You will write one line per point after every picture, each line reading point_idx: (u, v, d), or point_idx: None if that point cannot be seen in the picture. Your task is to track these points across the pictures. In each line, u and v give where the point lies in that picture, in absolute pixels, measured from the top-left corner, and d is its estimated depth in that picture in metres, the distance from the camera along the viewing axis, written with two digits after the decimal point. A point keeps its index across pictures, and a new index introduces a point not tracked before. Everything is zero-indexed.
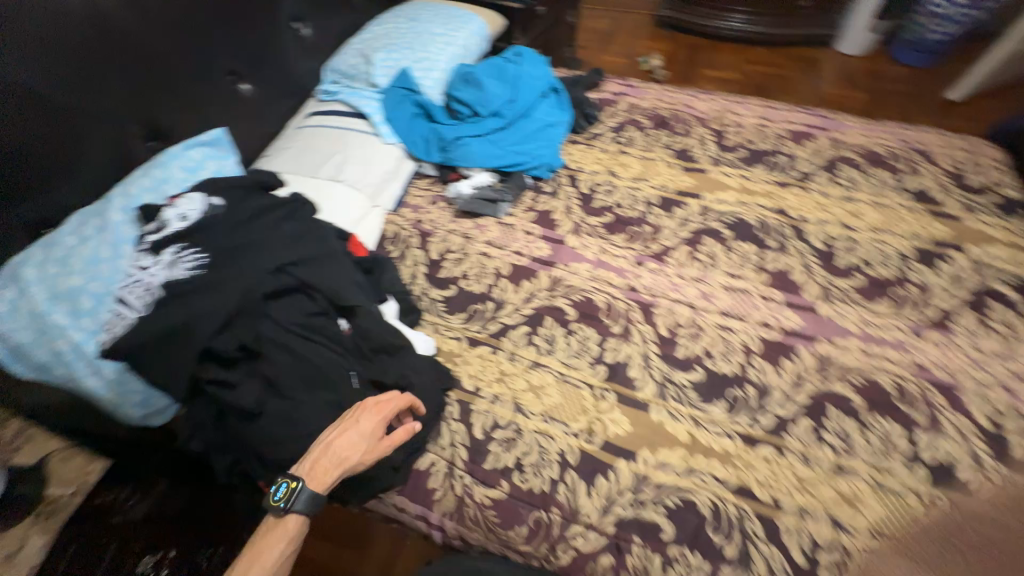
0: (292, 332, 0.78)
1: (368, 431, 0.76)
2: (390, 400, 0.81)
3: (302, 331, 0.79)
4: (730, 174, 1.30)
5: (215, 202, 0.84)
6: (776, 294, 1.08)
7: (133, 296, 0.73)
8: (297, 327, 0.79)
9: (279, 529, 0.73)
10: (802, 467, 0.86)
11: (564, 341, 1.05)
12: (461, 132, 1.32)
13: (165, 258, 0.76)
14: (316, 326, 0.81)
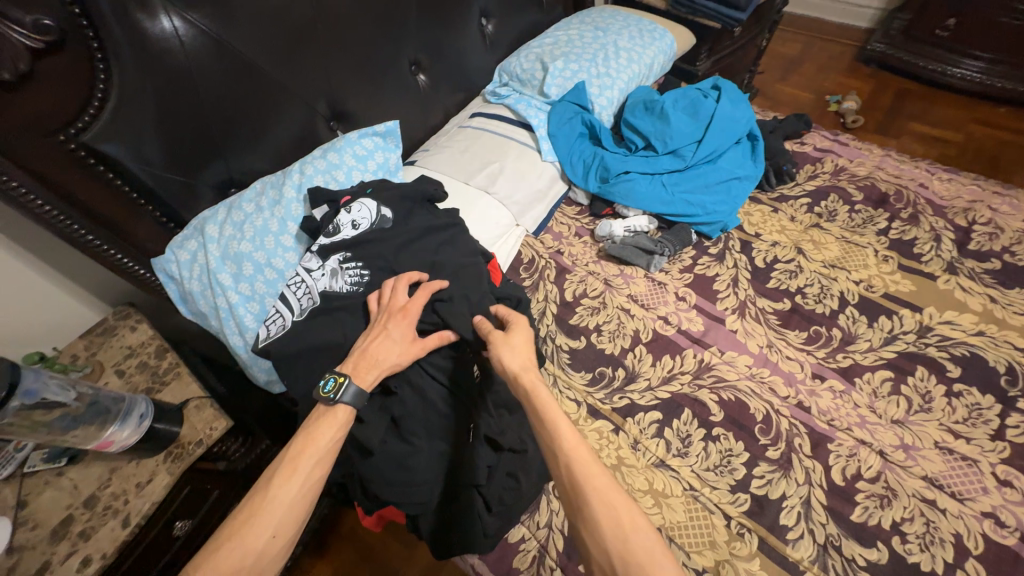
0: (425, 371, 0.79)
1: (399, 335, 0.74)
2: (414, 300, 0.77)
3: (433, 372, 0.80)
4: (971, 290, 0.99)
5: (384, 213, 0.89)
6: (1017, 480, 0.79)
7: (297, 300, 0.87)
8: (430, 367, 0.80)
9: (332, 419, 0.68)
10: None
11: (702, 445, 0.88)
12: (628, 166, 1.18)
13: (330, 267, 0.86)
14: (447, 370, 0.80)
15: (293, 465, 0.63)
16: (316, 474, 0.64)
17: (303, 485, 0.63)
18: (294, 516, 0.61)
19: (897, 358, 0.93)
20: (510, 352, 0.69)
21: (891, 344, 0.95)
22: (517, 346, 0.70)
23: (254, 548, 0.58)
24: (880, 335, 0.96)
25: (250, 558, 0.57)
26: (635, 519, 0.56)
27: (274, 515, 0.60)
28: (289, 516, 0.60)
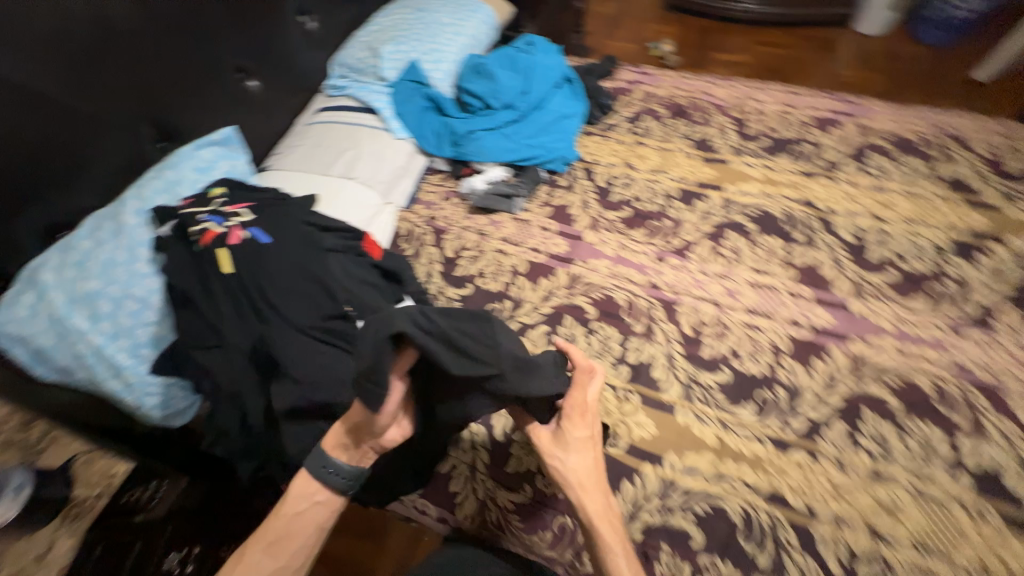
0: (309, 335, 0.80)
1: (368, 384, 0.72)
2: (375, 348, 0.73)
3: (320, 334, 0.81)
4: (754, 165, 1.25)
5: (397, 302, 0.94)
6: (804, 291, 1.04)
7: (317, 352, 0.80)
8: (314, 330, 0.81)
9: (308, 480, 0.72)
10: (837, 473, 0.83)
11: (584, 340, 1.02)
12: (472, 126, 1.30)
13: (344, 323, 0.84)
14: (333, 329, 0.81)
15: (277, 525, 0.69)
16: (293, 541, 0.69)
17: (280, 553, 0.67)
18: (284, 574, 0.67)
19: (713, 228, 1.16)
20: (569, 459, 0.77)
21: (708, 220, 1.17)
22: (575, 420, 0.79)
23: None
24: (699, 215, 1.19)
25: None
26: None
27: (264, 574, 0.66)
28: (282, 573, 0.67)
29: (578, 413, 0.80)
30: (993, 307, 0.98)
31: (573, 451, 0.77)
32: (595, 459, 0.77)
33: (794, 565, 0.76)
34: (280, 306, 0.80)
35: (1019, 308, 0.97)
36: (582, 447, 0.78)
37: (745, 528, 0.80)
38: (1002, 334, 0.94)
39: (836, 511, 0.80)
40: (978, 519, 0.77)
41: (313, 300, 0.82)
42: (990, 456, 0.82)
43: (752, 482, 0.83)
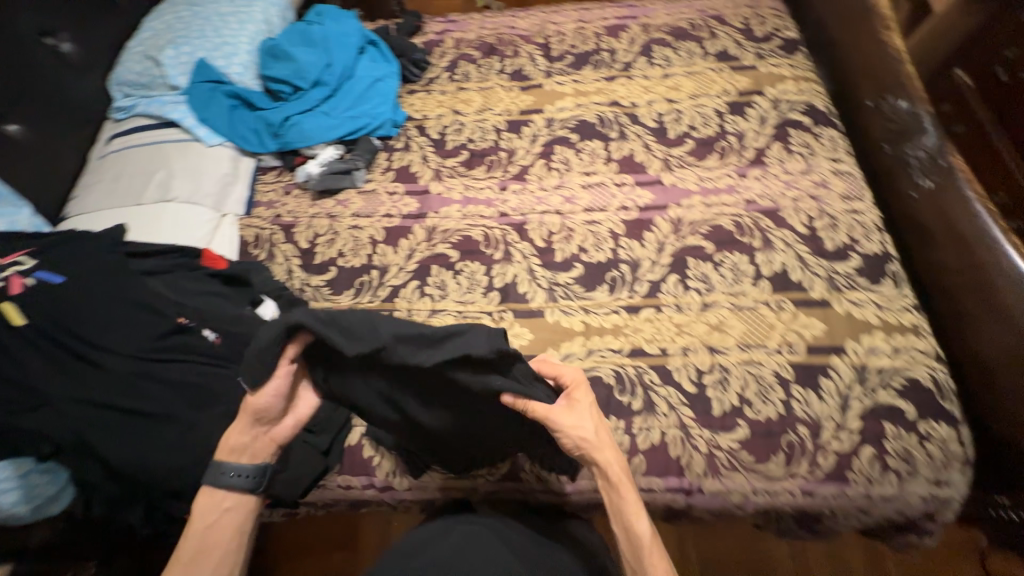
0: (148, 359, 0.78)
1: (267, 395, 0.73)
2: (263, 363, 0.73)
3: (160, 355, 0.79)
4: (564, 82, 1.36)
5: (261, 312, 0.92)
6: (626, 178, 1.18)
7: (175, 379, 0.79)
8: (153, 352, 0.79)
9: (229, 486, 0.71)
10: (677, 315, 0.99)
11: (454, 281, 1.08)
12: (287, 112, 1.26)
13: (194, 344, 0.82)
14: (172, 346, 0.81)
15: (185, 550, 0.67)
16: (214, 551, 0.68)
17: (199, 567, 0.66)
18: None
19: (543, 148, 1.25)
20: (586, 422, 0.75)
21: (538, 142, 1.26)
22: (583, 407, 0.77)
23: None
24: (528, 140, 1.27)
25: None
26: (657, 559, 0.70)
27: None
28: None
29: (578, 386, 0.78)
30: (763, 147, 1.18)
31: (582, 412, 0.76)
32: (602, 423, 0.78)
33: (660, 397, 0.91)
34: (102, 341, 0.78)
35: (781, 142, 1.18)
36: (591, 412, 0.77)
37: (618, 384, 0.93)
38: (772, 166, 1.15)
39: (682, 344, 0.95)
40: (778, 310, 0.97)
41: (141, 325, 0.81)
42: (779, 261, 1.02)
43: (617, 347, 0.97)
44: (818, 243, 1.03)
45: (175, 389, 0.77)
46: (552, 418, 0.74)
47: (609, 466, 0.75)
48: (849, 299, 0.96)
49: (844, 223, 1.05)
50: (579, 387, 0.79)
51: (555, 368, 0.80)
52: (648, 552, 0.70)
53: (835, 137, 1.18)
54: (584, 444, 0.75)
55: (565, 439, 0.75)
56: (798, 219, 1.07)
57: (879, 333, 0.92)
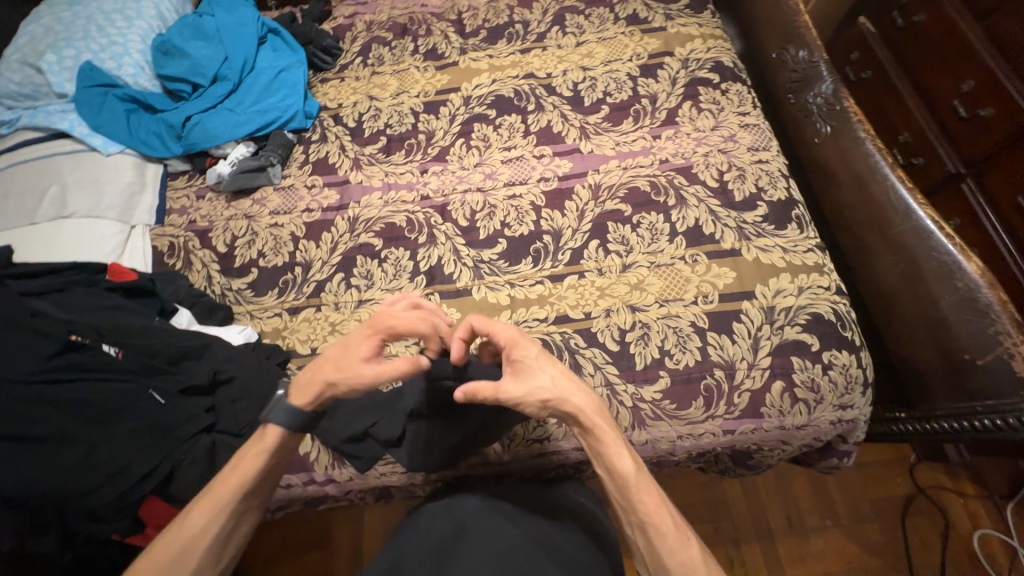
0: (43, 382, 0.75)
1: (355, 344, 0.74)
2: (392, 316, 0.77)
3: (57, 376, 0.76)
4: (478, 58, 1.33)
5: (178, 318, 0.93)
6: (545, 150, 1.18)
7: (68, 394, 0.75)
8: (49, 374, 0.76)
9: (230, 480, 0.70)
10: (599, 279, 1.01)
11: (380, 270, 1.07)
12: (188, 112, 1.20)
13: (94, 359, 0.78)
14: (69, 364, 0.77)
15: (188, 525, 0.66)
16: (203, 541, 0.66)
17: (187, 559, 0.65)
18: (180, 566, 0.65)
19: (461, 127, 1.23)
20: (541, 380, 0.72)
21: (456, 121, 1.24)
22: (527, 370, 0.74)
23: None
24: (446, 120, 1.25)
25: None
26: (656, 507, 0.70)
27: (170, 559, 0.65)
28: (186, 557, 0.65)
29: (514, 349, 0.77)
30: (674, 108, 1.20)
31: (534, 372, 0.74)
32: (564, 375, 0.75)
33: (585, 360, 0.94)
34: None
35: (691, 101, 1.20)
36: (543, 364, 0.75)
37: (546, 352, 0.95)
38: (684, 125, 1.17)
39: (605, 307, 0.98)
40: (693, 264, 1.00)
41: (24, 348, 0.76)
42: (693, 216, 1.05)
43: (543, 316, 0.99)
44: (727, 195, 1.07)
45: (71, 409, 0.74)
46: (503, 390, 0.72)
47: (587, 422, 0.72)
48: (757, 246, 1.01)
49: (751, 173, 1.09)
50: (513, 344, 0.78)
51: (489, 327, 0.79)
52: (637, 492, 0.70)
53: (742, 90, 1.21)
54: (551, 403, 0.72)
55: (526, 406, 0.73)
56: (709, 174, 1.10)
57: (785, 275, 0.98)
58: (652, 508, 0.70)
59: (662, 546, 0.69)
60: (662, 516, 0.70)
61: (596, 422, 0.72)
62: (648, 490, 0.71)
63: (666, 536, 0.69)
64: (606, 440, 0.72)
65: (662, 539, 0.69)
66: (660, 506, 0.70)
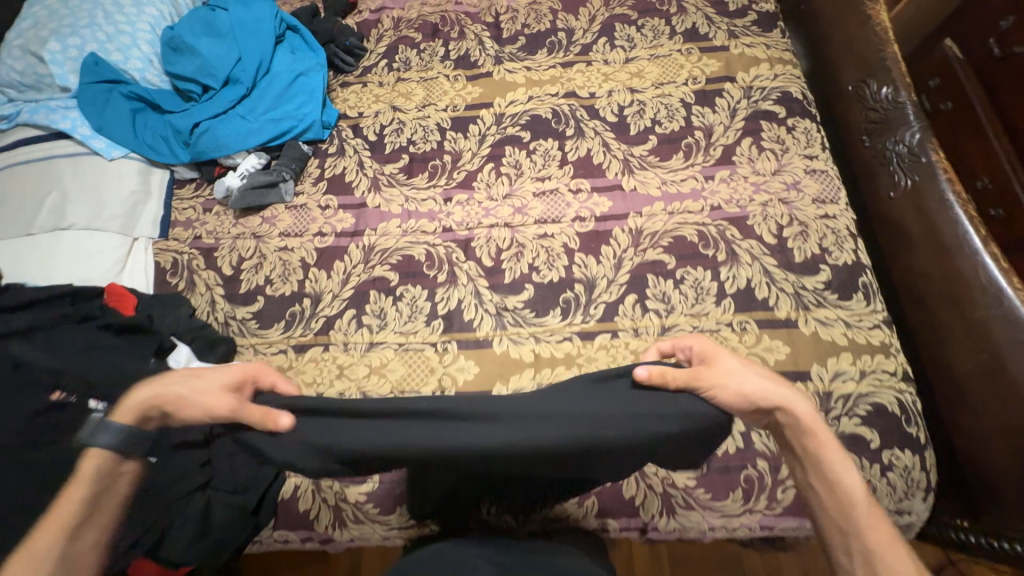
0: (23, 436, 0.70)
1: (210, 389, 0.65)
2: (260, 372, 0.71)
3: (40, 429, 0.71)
4: (515, 69, 1.20)
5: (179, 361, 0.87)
6: (584, 183, 1.07)
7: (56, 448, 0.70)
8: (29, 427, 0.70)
9: None
10: (635, 341, 0.91)
11: (395, 309, 0.98)
12: (196, 117, 1.10)
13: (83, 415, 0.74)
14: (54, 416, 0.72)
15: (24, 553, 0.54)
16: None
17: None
18: None
19: (492, 149, 1.12)
20: (747, 379, 0.64)
21: (485, 142, 1.13)
22: (740, 376, 0.64)
23: None
24: (475, 140, 1.13)
25: None
26: (884, 535, 0.56)
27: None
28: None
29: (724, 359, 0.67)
30: (731, 144, 1.07)
31: (743, 374, 0.64)
32: (770, 379, 0.65)
33: None
34: None
35: (752, 137, 1.07)
36: (749, 368, 0.66)
37: None
38: (742, 166, 1.04)
39: None
40: (742, 333, 0.90)
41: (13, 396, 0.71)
42: (744, 276, 0.94)
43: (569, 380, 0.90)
44: (786, 255, 0.95)
45: (56, 467, 0.69)
46: (699, 378, 0.64)
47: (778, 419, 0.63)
48: (816, 318, 0.90)
49: (815, 230, 0.97)
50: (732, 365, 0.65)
51: (741, 377, 0.64)
52: (863, 517, 0.57)
53: (811, 128, 1.07)
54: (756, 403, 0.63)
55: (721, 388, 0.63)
56: (766, 228, 0.98)
57: (846, 355, 0.87)
58: (859, 522, 0.57)
59: None
60: (897, 555, 0.55)
61: (812, 417, 0.62)
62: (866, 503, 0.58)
63: (882, 553, 0.55)
64: (822, 446, 0.61)
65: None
66: (895, 539, 0.56)
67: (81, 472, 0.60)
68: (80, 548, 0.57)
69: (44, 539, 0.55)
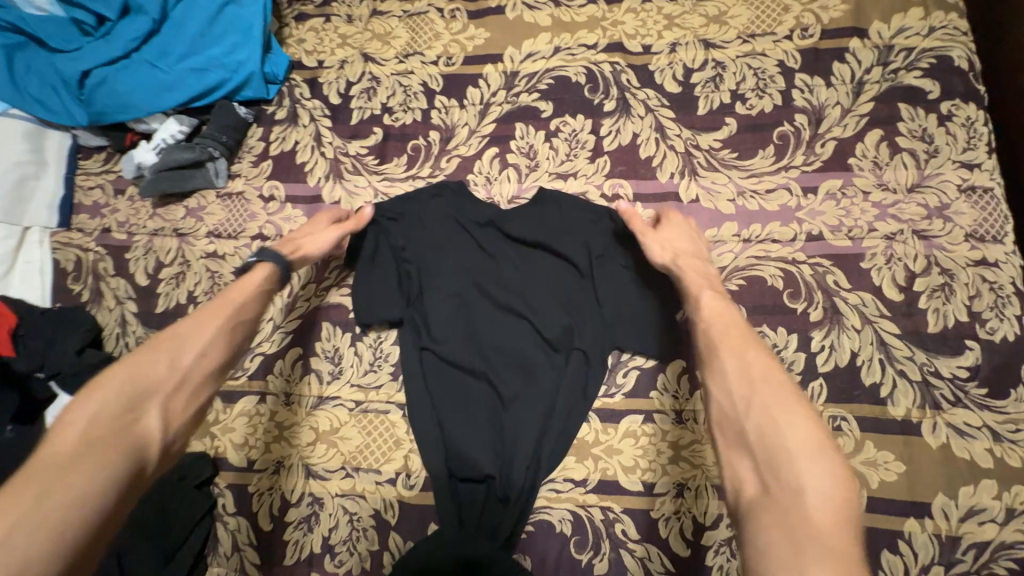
0: None
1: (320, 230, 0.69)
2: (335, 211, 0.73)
3: None
4: (537, 3, 0.83)
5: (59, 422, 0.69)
6: (624, 186, 0.75)
7: None
8: None
9: None
10: (675, 431, 0.65)
11: (353, 353, 0.73)
12: (88, 62, 0.79)
13: None
14: None
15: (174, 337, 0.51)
16: (152, 370, 0.48)
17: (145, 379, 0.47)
18: (155, 377, 0.48)
19: (497, 126, 0.79)
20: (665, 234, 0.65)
21: (488, 116, 0.80)
22: (672, 233, 0.65)
23: (139, 386, 0.47)
24: (475, 112, 0.81)
25: (133, 387, 0.46)
26: (760, 359, 0.48)
27: (139, 376, 0.47)
28: (157, 365, 0.48)
29: (673, 220, 0.67)
30: (849, 138, 0.72)
31: (668, 233, 0.65)
32: (692, 244, 0.65)
33: (634, 561, 0.63)
34: None
35: (882, 129, 0.72)
36: (681, 234, 0.65)
37: (577, 535, 0.64)
38: (862, 175, 0.71)
39: (677, 479, 0.64)
40: (834, 436, 0.63)
41: None
42: (847, 347, 0.65)
43: (579, 477, 0.66)
44: (914, 320, 0.65)
45: None
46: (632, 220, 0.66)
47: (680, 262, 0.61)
48: (950, 423, 0.62)
49: (964, 284, 0.65)
50: (682, 227, 0.66)
51: (656, 234, 0.65)
52: (727, 342, 0.49)
53: (976, 118, 0.70)
54: (674, 266, 0.61)
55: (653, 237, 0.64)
56: (889, 277, 0.67)
57: (989, 484, 0.60)
58: (743, 393, 0.46)
59: (764, 416, 0.43)
60: (767, 379, 0.46)
61: (698, 273, 0.60)
62: (768, 373, 0.46)
63: (755, 377, 0.46)
64: (707, 299, 0.55)
65: (759, 395, 0.45)
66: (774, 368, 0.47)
67: (252, 271, 0.60)
68: (207, 354, 0.51)
69: (193, 327, 0.52)
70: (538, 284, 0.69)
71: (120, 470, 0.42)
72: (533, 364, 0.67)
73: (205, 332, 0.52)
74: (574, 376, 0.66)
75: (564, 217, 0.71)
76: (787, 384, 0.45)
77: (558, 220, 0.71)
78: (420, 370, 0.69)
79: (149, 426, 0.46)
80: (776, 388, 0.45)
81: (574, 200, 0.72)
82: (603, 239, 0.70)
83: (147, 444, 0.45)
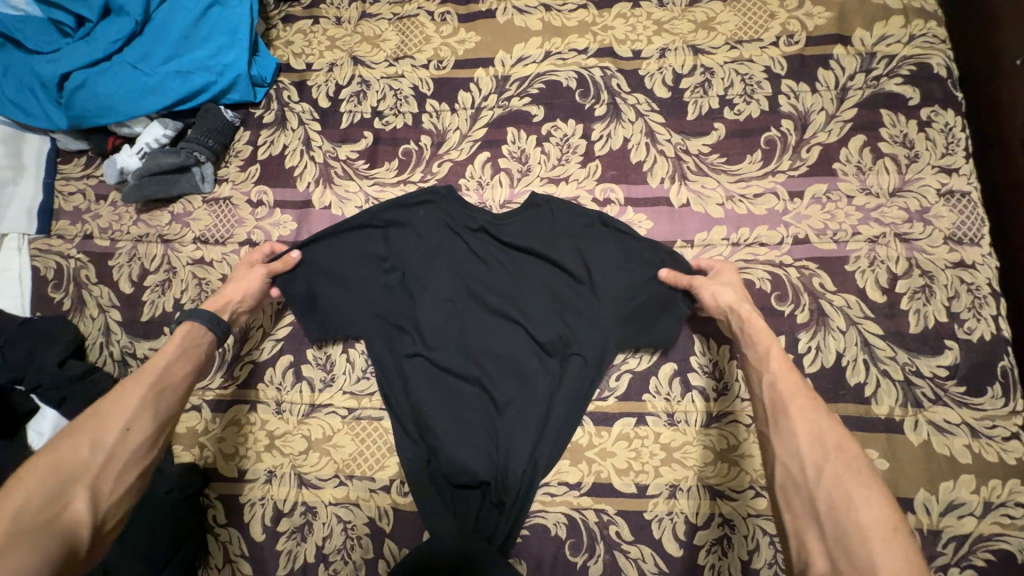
0: None
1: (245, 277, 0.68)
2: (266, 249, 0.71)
3: None
4: (528, 8, 0.83)
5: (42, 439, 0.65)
6: (615, 191, 0.75)
7: None
8: None
9: None
10: (668, 433, 0.66)
11: (346, 359, 0.73)
12: (67, 64, 0.77)
13: None
14: None
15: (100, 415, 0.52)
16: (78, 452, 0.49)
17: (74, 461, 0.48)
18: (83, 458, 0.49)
19: (489, 130, 0.79)
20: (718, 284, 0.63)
21: (479, 120, 0.80)
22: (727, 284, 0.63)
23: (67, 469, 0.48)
24: (466, 116, 0.80)
25: (59, 472, 0.47)
26: (827, 436, 0.47)
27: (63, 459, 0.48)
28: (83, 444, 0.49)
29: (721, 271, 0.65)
30: (834, 143, 0.74)
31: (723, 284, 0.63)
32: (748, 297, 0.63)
33: (628, 561, 0.64)
34: None
35: (865, 134, 0.74)
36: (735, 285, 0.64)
37: (571, 538, 0.65)
38: (846, 179, 0.72)
39: (670, 480, 0.65)
40: None
41: None
42: (833, 348, 0.67)
43: (574, 480, 0.66)
44: (895, 321, 0.67)
45: None
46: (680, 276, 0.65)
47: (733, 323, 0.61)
48: (930, 421, 0.64)
49: (944, 285, 0.68)
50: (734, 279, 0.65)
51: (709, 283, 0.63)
52: (792, 417, 0.49)
53: (953, 123, 0.72)
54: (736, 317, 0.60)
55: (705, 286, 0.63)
56: (872, 279, 0.69)
57: (968, 479, 0.62)
58: (816, 460, 0.46)
59: (834, 504, 0.43)
60: (832, 462, 0.46)
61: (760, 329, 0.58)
62: (840, 444, 0.47)
63: (824, 460, 0.46)
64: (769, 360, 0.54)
65: (832, 482, 0.44)
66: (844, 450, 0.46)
67: (174, 336, 0.61)
68: (136, 425, 0.53)
69: (120, 402, 0.53)
70: (528, 287, 0.69)
71: (52, 551, 0.42)
72: (527, 368, 0.67)
73: (128, 407, 0.53)
74: (566, 377, 0.66)
75: (550, 219, 0.70)
76: (858, 456, 0.46)
77: (545, 223, 0.70)
78: (409, 378, 0.68)
79: (79, 507, 0.46)
80: (850, 459, 0.46)
81: (562, 203, 0.71)
82: (594, 239, 0.69)
83: (78, 523, 0.46)
